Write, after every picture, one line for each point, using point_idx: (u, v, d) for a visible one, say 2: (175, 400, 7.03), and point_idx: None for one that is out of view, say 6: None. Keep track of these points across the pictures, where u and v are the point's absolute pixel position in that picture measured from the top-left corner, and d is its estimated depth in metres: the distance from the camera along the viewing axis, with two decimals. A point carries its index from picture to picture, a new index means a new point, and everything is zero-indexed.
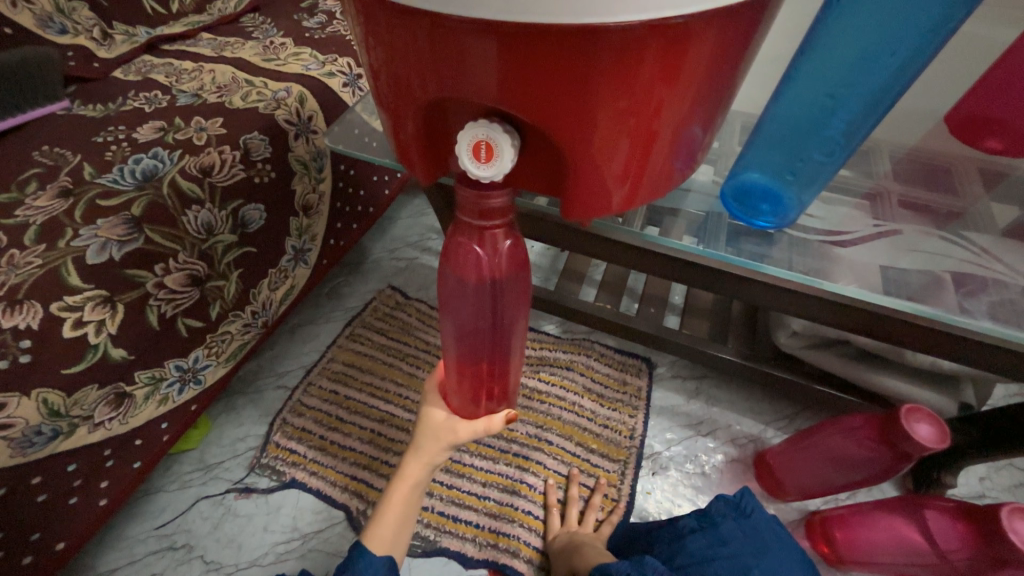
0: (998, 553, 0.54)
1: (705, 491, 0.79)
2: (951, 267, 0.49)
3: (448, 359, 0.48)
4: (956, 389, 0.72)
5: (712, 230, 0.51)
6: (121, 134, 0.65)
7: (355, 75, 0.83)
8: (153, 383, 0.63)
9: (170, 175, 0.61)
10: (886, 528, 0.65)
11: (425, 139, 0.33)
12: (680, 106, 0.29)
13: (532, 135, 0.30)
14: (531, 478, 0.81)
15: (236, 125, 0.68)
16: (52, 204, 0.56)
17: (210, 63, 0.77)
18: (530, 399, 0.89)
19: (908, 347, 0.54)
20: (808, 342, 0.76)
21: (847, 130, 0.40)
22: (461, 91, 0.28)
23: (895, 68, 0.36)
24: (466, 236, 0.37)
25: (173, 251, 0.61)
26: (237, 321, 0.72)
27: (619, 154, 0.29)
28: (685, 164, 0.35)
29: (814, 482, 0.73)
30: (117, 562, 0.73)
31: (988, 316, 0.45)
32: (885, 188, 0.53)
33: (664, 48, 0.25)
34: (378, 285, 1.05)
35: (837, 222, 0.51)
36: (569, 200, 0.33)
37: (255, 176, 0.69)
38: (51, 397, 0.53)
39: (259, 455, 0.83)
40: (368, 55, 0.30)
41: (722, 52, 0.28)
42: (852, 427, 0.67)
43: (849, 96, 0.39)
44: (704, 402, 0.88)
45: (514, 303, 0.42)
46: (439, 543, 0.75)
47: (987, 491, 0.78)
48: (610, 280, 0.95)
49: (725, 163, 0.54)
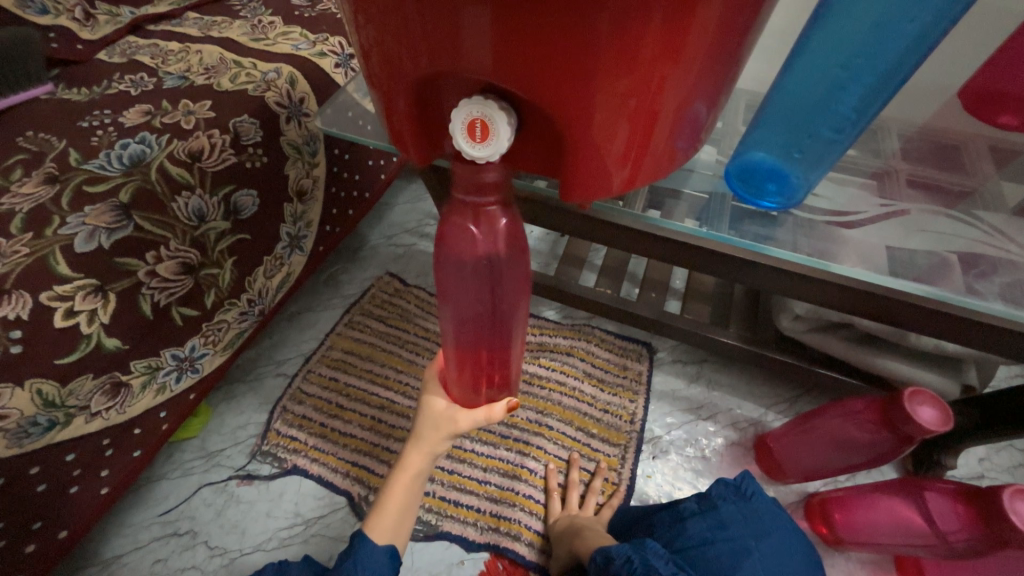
0: (999, 534, 0.53)
1: (705, 474, 0.79)
2: (961, 248, 0.48)
3: (447, 345, 0.47)
4: (958, 370, 0.72)
5: (715, 212, 0.50)
6: (106, 118, 0.63)
7: (346, 55, 0.81)
8: (149, 372, 0.63)
9: (158, 160, 0.60)
10: (886, 509, 0.65)
11: (419, 119, 0.32)
12: (685, 82, 0.27)
13: (529, 112, 0.29)
14: (531, 463, 0.81)
15: (225, 109, 0.66)
16: (37, 191, 0.54)
17: (197, 43, 0.75)
18: (530, 384, 0.89)
19: (914, 329, 0.53)
20: (810, 325, 0.75)
21: (859, 105, 0.39)
22: (457, 67, 0.26)
23: (913, 35, 0.34)
24: (461, 216, 0.36)
25: (165, 239, 0.60)
26: (234, 309, 0.71)
27: (620, 136, 0.28)
28: (688, 144, 0.34)
29: (816, 464, 0.72)
30: (122, 548, 0.73)
31: (998, 298, 0.45)
32: (893, 167, 0.51)
33: (669, 19, 0.23)
34: (376, 272, 1.04)
35: (843, 203, 0.50)
36: (569, 184, 0.32)
37: (247, 161, 0.67)
38: (45, 388, 0.53)
39: (260, 443, 0.82)
40: (357, 35, 0.28)
41: (728, 25, 0.26)
42: (852, 411, 0.66)
43: (862, 69, 0.37)
44: (704, 387, 0.88)
45: (513, 286, 0.41)
46: (440, 528, 0.75)
47: (986, 472, 0.79)
48: (611, 264, 0.94)
49: (728, 143, 0.53)
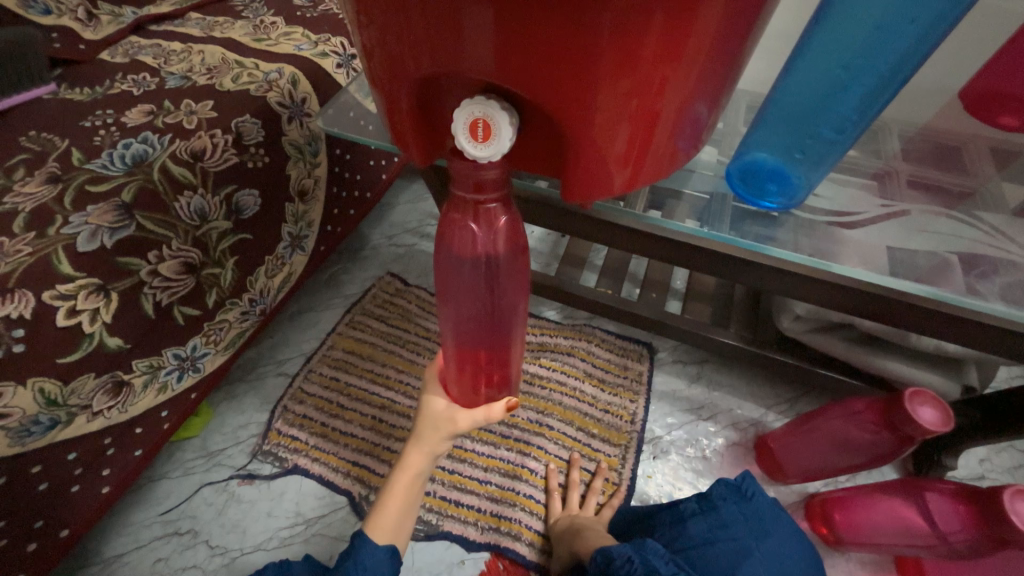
0: (1000, 534, 0.53)
1: (706, 474, 0.79)
2: (962, 248, 0.48)
3: (447, 344, 0.47)
4: (958, 370, 0.72)
5: (715, 212, 0.50)
6: (109, 118, 0.63)
7: (348, 55, 0.81)
8: (151, 372, 0.63)
9: (160, 160, 0.60)
10: (887, 510, 0.65)
11: (420, 119, 0.32)
12: (686, 83, 0.28)
13: (530, 112, 0.29)
14: (532, 463, 0.81)
15: (227, 108, 0.66)
16: (40, 190, 0.55)
17: (199, 43, 0.75)
18: (531, 384, 0.89)
19: (915, 330, 0.53)
20: (811, 326, 0.75)
21: (860, 105, 0.39)
22: (459, 66, 0.27)
23: (914, 37, 0.34)
24: (460, 212, 0.36)
25: (167, 238, 0.60)
26: (235, 309, 0.71)
27: (621, 137, 0.28)
28: (689, 145, 0.34)
29: (816, 464, 0.72)
30: (123, 548, 0.73)
31: (999, 299, 0.45)
32: (894, 168, 0.51)
33: (670, 20, 0.23)
34: (377, 272, 1.04)
35: (844, 203, 0.50)
36: (570, 184, 0.32)
37: (248, 161, 0.67)
38: (47, 386, 0.53)
39: (261, 442, 0.82)
40: (360, 34, 0.28)
41: (730, 27, 0.26)
42: (852, 411, 0.67)
43: (863, 69, 0.37)
44: (705, 387, 0.88)
45: (513, 285, 0.41)
46: (441, 527, 0.75)
47: (986, 473, 0.79)
48: (612, 264, 0.94)
49: (729, 144, 0.53)
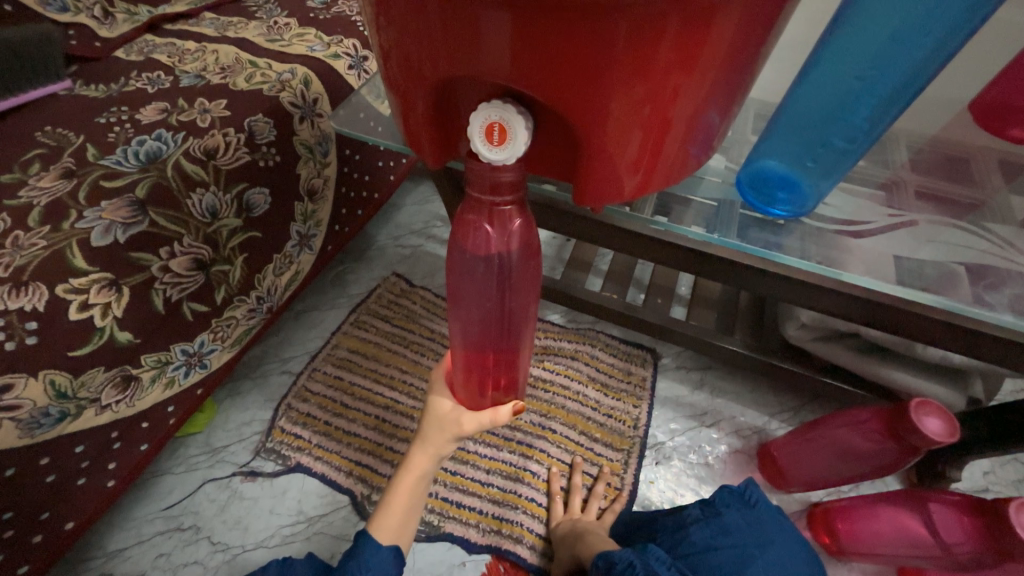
0: (1005, 547, 0.53)
1: (708, 481, 0.79)
2: (971, 259, 0.48)
3: (456, 345, 0.47)
4: (963, 381, 0.72)
5: (724, 219, 0.50)
6: (123, 115, 0.64)
7: (360, 57, 0.82)
8: (159, 366, 0.63)
9: (174, 157, 0.61)
10: (890, 520, 0.65)
11: (435, 121, 0.32)
12: (698, 91, 0.28)
13: (544, 116, 0.30)
14: (534, 466, 0.82)
15: (240, 108, 0.67)
16: (55, 185, 0.55)
17: (213, 43, 0.76)
18: (535, 387, 0.89)
19: (922, 340, 0.53)
20: (817, 334, 0.75)
21: (872, 115, 0.39)
22: (476, 70, 0.27)
23: (929, 48, 0.34)
24: (476, 214, 0.36)
25: (178, 235, 0.60)
26: (242, 306, 0.72)
27: (632, 143, 0.29)
28: (700, 151, 0.34)
29: (820, 473, 0.72)
30: (125, 542, 0.74)
31: (1008, 310, 0.45)
32: (902, 178, 0.51)
33: (686, 29, 0.24)
34: (384, 272, 1.04)
35: (853, 213, 0.50)
36: (581, 188, 0.32)
37: (260, 160, 0.68)
38: (58, 379, 0.53)
39: (264, 439, 0.83)
40: (378, 35, 0.29)
41: (745, 34, 0.27)
42: (858, 421, 0.66)
43: (876, 80, 0.37)
44: (709, 393, 0.88)
45: (524, 287, 0.41)
46: (442, 528, 0.75)
47: (990, 485, 0.78)
48: (618, 269, 0.94)
49: (737, 151, 0.53)
